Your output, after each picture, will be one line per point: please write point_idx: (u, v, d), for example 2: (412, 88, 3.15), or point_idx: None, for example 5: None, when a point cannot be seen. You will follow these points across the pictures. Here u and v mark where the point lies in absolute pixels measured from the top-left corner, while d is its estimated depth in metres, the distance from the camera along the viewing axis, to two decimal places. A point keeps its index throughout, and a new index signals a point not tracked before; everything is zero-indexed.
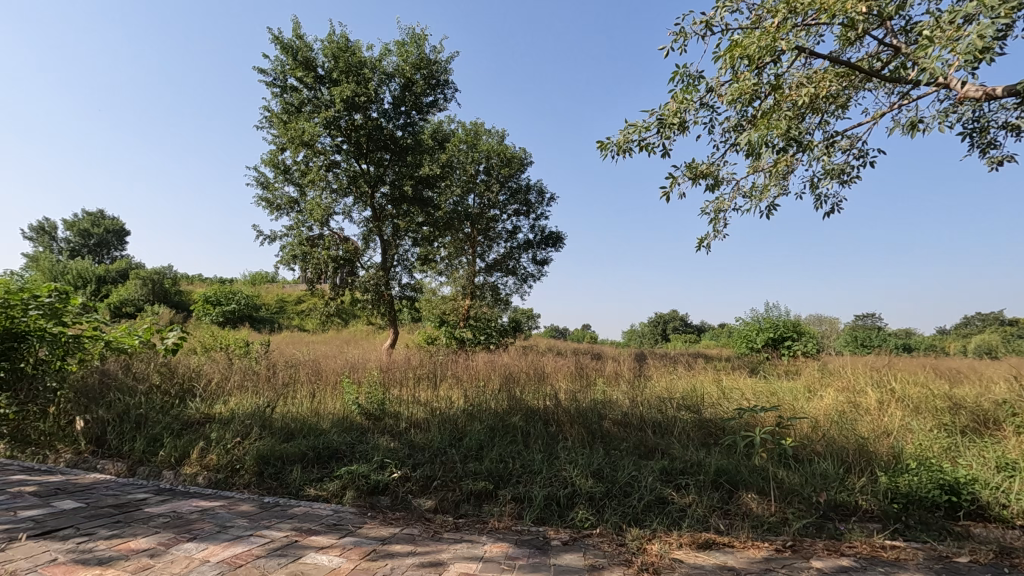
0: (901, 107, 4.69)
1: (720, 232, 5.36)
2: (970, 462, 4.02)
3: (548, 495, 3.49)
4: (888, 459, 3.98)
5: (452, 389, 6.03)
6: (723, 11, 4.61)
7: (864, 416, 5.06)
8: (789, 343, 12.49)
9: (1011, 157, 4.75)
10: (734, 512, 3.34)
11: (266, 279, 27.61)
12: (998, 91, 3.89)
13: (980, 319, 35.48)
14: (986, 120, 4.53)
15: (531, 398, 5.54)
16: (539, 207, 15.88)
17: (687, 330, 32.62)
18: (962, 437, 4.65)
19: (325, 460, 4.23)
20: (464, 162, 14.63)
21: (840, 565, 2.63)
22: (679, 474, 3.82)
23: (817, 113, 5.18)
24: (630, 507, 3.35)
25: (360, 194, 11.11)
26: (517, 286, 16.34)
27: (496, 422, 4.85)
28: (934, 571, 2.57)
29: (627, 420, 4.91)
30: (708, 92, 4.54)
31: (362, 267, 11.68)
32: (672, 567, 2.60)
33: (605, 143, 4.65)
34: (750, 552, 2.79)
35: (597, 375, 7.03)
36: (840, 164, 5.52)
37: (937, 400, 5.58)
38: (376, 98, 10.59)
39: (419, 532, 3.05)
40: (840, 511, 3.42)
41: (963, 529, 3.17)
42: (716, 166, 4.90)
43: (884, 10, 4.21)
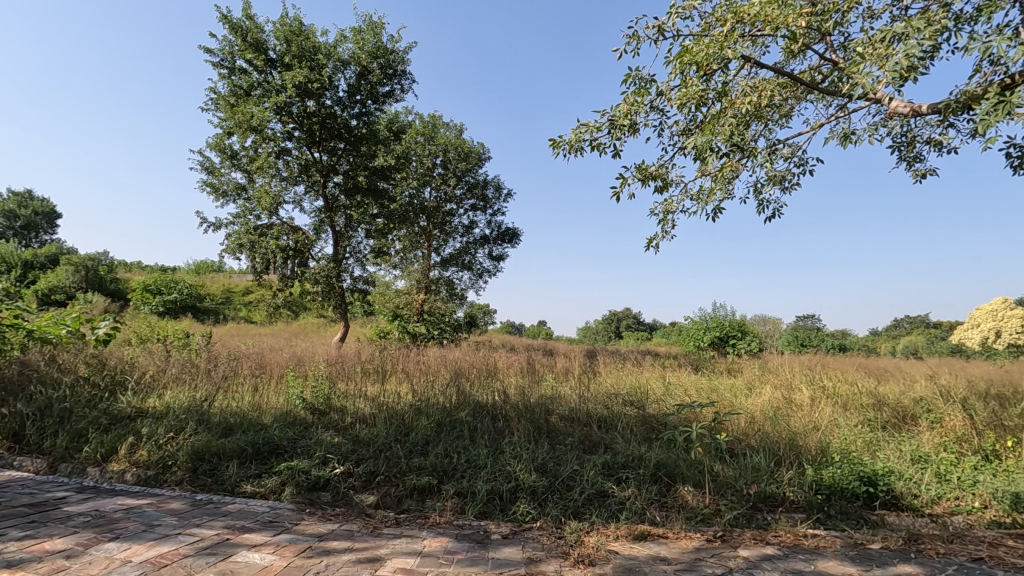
0: (838, 119, 4.95)
1: (667, 233, 5.54)
2: (888, 456, 4.30)
3: (491, 490, 3.52)
4: (815, 453, 4.20)
5: (401, 384, 5.97)
6: (674, 17, 4.73)
7: (797, 412, 5.33)
8: (733, 343, 12.97)
9: (933, 170, 5.10)
10: (671, 504, 3.45)
11: (211, 269, 26.47)
12: (923, 108, 4.15)
13: (909, 321, 37.93)
14: (912, 135, 4.83)
15: (480, 394, 5.55)
16: (496, 203, 15.86)
17: (639, 328, 33.37)
18: (882, 432, 4.96)
19: (265, 455, 4.11)
20: (421, 154, 14.43)
21: (765, 553, 2.76)
22: (620, 468, 3.92)
23: (762, 121, 5.39)
24: (571, 500, 3.42)
25: (312, 183, 10.81)
26: (473, 281, 16.31)
27: (444, 417, 4.83)
28: (849, 557, 2.73)
29: (574, 416, 5.00)
30: (658, 95, 4.66)
31: (313, 258, 11.37)
32: (607, 558, 2.67)
33: (557, 142, 4.71)
34: (682, 542, 2.89)
35: (547, 371, 7.12)
36: (782, 172, 5.76)
37: (863, 397, 5.92)
38: (330, 85, 10.34)
39: (357, 527, 3.01)
40: (769, 503, 3.59)
41: (878, 517, 3.38)
42: (664, 169, 5.04)
43: (823, 25, 4.41)
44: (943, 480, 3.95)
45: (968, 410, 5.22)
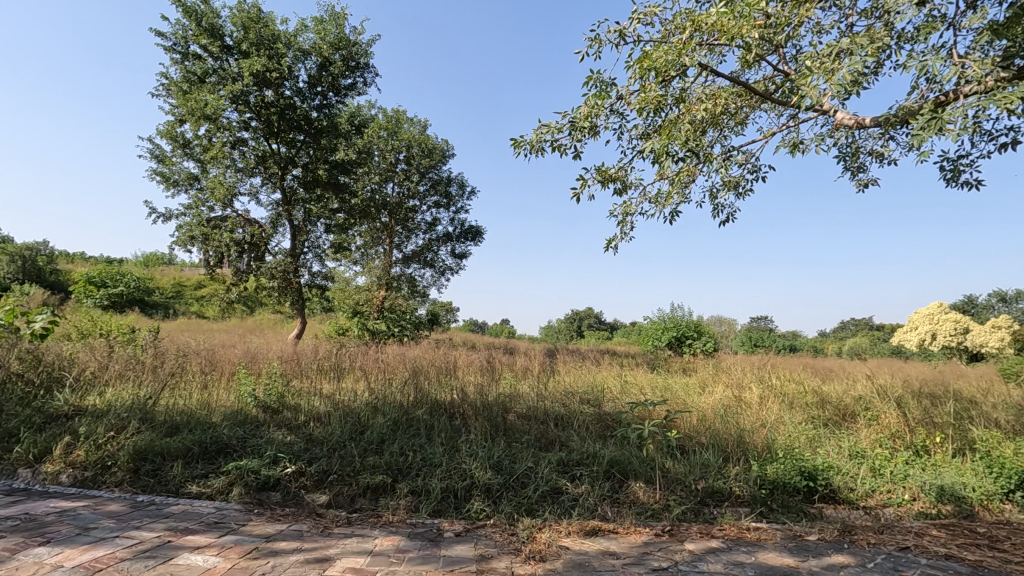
0: (789, 128, 5.14)
1: (626, 235, 5.64)
2: (828, 451, 4.52)
3: (446, 488, 3.52)
4: (760, 449, 4.37)
5: (357, 382, 5.88)
6: (636, 23, 4.82)
7: (746, 410, 5.52)
8: (689, 343, 13.31)
9: (874, 180, 5.36)
10: (622, 500, 3.53)
11: (160, 262, 25.37)
12: (867, 120, 4.35)
13: (854, 323, 39.87)
14: (856, 146, 5.08)
15: (439, 392, 5.54)
16: (460, 200, 15.79)
17: (600, 327, 33.88)
18: (824, 429, 5.19)
19: (212, 455, 3.99)
20: (384, 149, 14.24)
21: (710, 546, 2.86)
22: (574, 465, 3.98)
23: (718, 128, 5.55)
24: (525, 497, 3.45)
25: (269, 175, 10.52)
26: (435, 279, 16.20)
27: (400, 415, 4.80)
28: (788, 548, 2.86)
29: (531, 414, 5.05)
30: (619, 99, 4.75)
31: (269, 252, 11.09)
32: (558, 554, 2.71)
33: (518, 142, 4.74)
34: (632, 537, 2.96)
35: (506, 369, 7.16)
36: (737, 177, 5.95)
37: (808, 396, 6.19)
38: (290, 75, 10.07)
39: (307, 527, 2.96)
40: (716, 497, 3.72)
41: (817, 511, 3.55)
42: (624, 172, 5.13)
43: (774, 38, 4.59)
44: (877, 474, 4.17)
45: (900, 408, 5.53)
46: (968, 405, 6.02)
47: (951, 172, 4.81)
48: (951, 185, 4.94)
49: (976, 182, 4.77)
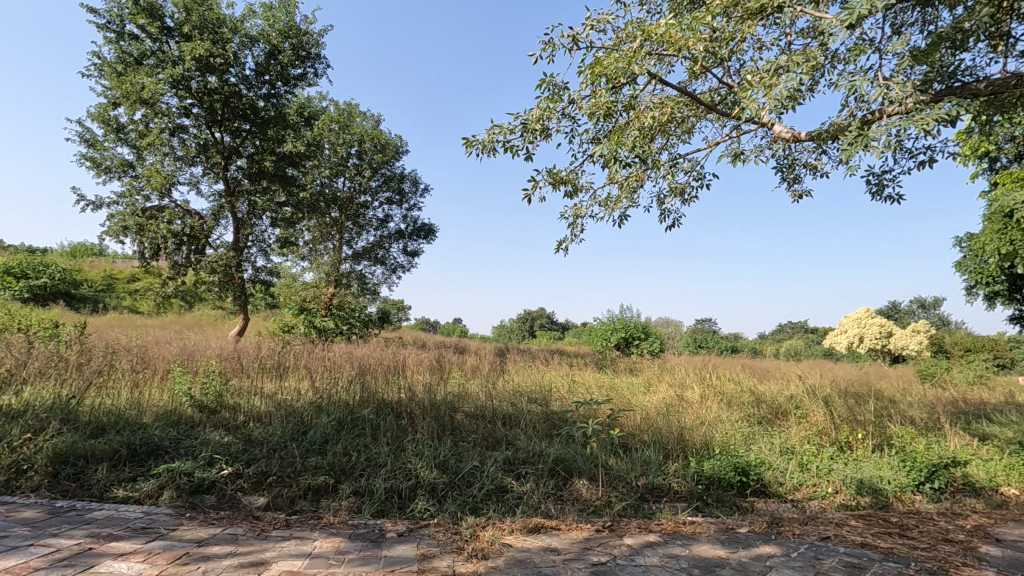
0: (732, 139, 5.36)
1: (576, 237, 5.75)
2: (761, 448, 4.75)
3: (390, 488, 3.48)
4: (699, 446, 4.55)
5: (302, 381, 5.72)
6: (589, 29, 4.92)
7: (687, 408, 5.72)
8: (637, 344, 13.66)
9: (808, 192, 5.67)
10: (566, 497, 3.60)
11: (90, 252, 23.82)
12: (802, 135, 4.60)
13: (791, 326, 41.96)
14: (792, 159, 5.36)
15: (386, 391, 5.46)
16: (412, 197, 15.60)
17: (551, 327, 34.28)
18: (758, 426, 5.45)
19: (142, 457, 3.80)
20: (334, 143, 13.91)
21: (647, 540, 2.96)
22: (520, 463, 4.02)
23: (666, 136, 5.73)
24: (470, 496, 3.46)
25: (211, 164, 10.10)
26: (386, 276, 15.96)
27: (345, 415, 4.71)
28: (720, 540, 2.99)
29: (479, 413, 5.06)
30: (571, 103, 4.82)
31: (211, 246, 10.64)
32: (500, 551, 2.74)
33: (471, 141, 4.74)
34: (573, 533, 3.02)
35: (456, 368, 7.14)
36: (683, 184, 6.16)
37: (745, 395, 6.48)
38: (236, 62, 9.69)
39: (243, 531, 2.87)
40: (655, 493, 3.85)
41: (749, 504, 3.73)
42: (574, 175, 5.22)
43: (718, 51, 4.78)
44: (804, 468, 4.42)
45: (827, 406, 5.88)
46: (888, 404, 6.46)
47: (876, 187, 5.15)
48: (876, 198, 5.30)
49: (898, 197, 5.12)
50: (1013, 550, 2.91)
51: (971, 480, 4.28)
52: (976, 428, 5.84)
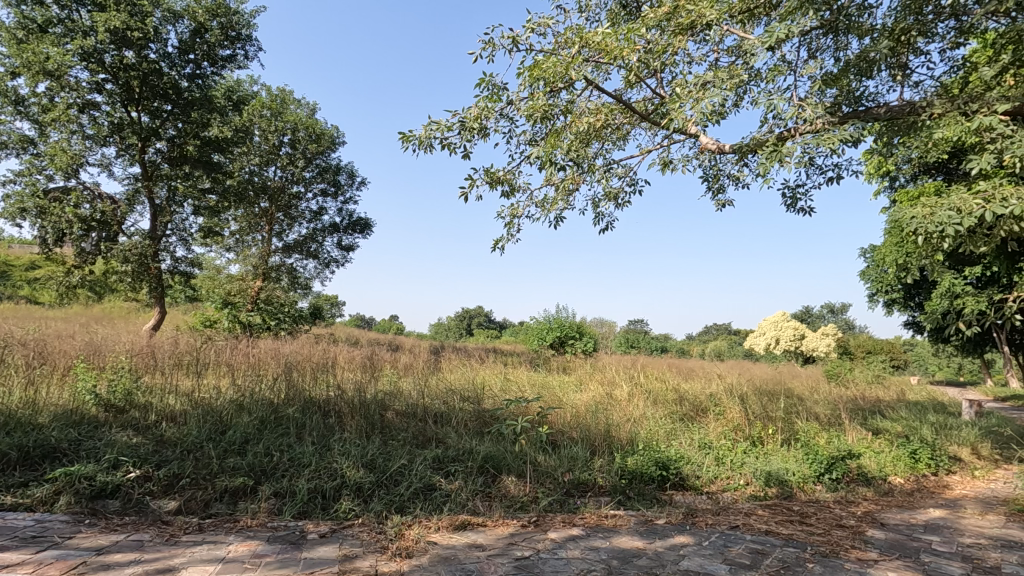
0: (663, 148, 5.60)
1: (513, 237, 5.81)
2: (682, 443, 5.00)
3: (313, 488, 3.38)
4: (624, 442, 4.73)
5: (222, 378, 5.44)
6: (529, 32, 4.98)
7: (615, 406, 5.91)
8: (571, 343, 13.94)
9: (730, 201, 6.00)
10: (494, 494, 3.65)
11: None
12: (726, 147, 4.86)
13: (716, 327, 44.24)
14: (717, 171, 5.66)
15: (313, 389, 5.30)
16: (348, 190, 15.15)
17: (489, 326, 34.48)
18: (681, 423, 5.71)
19: (36, 461, 3.49)
20: (266, 130, 13.32)
21: (570, 534, 3.04)
22: (449, 462, 4.02)
23: (601, 141, 5.88)
24: (397, 495, 3.43)
25: (126, 146, 9.42)
26: (319, 271, 15.44)
27: (268, 414, 4.52)
28: (639, 532, 3.13)
29: (410, 412, 5.00)
30: (509, 104, 4.86)
31: (124, 233, 9.91)
32: (425, 549, 2.73)
33: (407, 136, 4.68)
34: (499, 529, 3.06)
35: (388, 366, 7.01)
36: (617, 189, 6.36)
37: (669, 393, 6.78)
38: (156, 37, 9.06)
39: (149, 537, 2.70)
40: (581, 488, 3.96)
41: (668, 497, 3.92)
42: (511, 176, 5.27)
43: (650, 63, 4.97)
44: (720, 462, 4.69)
45: (742, 404, 6.26)
46: (797, 401, 6.95)
47: (790, 199, 5.54)
48: (791, 210, 5.70)
49: (809, 210, 5.53)
50: (893, 533, 3.23)
51: (864, 470, 4.70)
52: (871, 423, 6.39)
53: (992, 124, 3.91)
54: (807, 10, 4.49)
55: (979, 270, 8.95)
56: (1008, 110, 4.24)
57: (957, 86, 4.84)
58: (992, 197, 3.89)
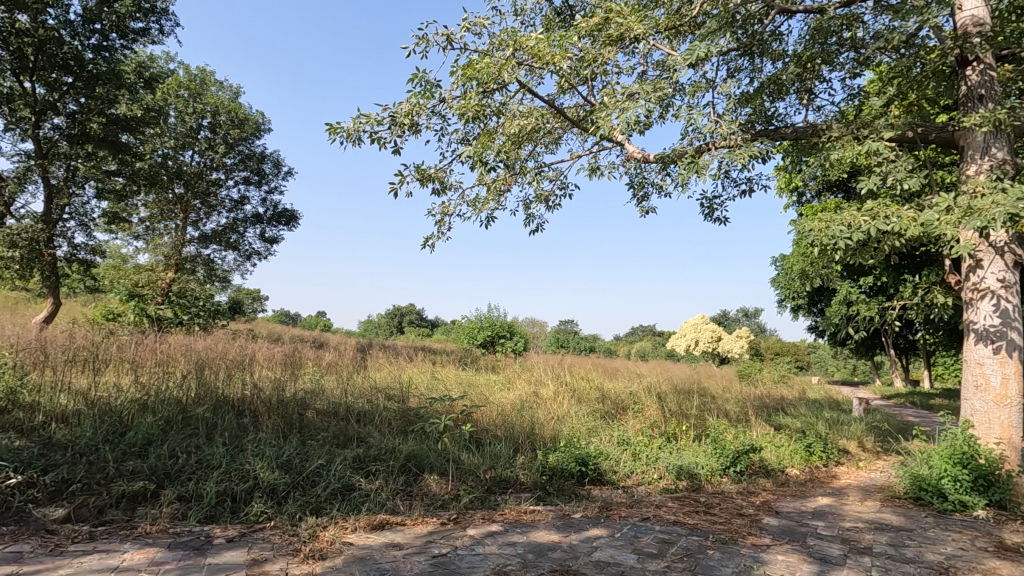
0: (591, 154, 5.79)
1: (443, 234, 5.83)
2: (602, 439, 5.18)
3: (222, 491, 3.24)
4: (547, 439, 4.84)
5: (125, 376, 5.06)
6: (463, 31, 4.99)
7: (541, 404, 6.02)
8: (502, 343, 14.06)
9: (653, 209, 6.30)
10: (415, 493, 3.64)
11: None
12: (650, 157, 5.09)
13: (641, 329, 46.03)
14: (641, 179, 5.92)
15: (227, 387, 5.03)
16: (273, 179, 14.46)
17: (420, 325, 34.19)
18: (602, 420, 5.92)
19: None
20: (182, 111, 12.52)
21: (489, 530, 3.09)
22: (370, 461, 3.95)
23: (533, 144, 5.97)
24: (314, 496, 3.34)
25: (17, 119, 8.59)
26: (239, 263, 14.66)
27: (175, 413, 4.25)
28: (556, 526, 3.23)
29: (332, 412, 4.87)
30: (441, 102, 4.86)
31: (12, 215, 8.97)
32: (340, 550, 2.68)
33: (335, 127, 4.56)
34: (418, 528, 3.06)
35: (310, 364, 6.78)
36: (548, 192, 6.49)
37: (593, 392, 7.01)
38: (56, 2, 8.25)
39: (31, 548, 2.49)
40: (502, 485, 4.04)
41: (586, 492, 4.06)
42: (443, 173, 5.26)
43: (582, 71, 5.12)
44: (637, 457, 4.91)
45: (660, 402, 6.58)
46: (710, 400, 7.38)
47: (707, 209, 5.90)
48: (708, 219, 6.06)
49: (724, 219, 5.91)
50: (786, 520, 3.52)
51: (765, 463, 5.07)
52: (775, 419, 6.90)
53: (879, 149, 4.35)
54: (725, 32, 4.79)
55: (871, 279, 9.86)
56: (892, 138, 4.73)
57: (853, 113, 5.33)
58: (876, 214, 4.34)
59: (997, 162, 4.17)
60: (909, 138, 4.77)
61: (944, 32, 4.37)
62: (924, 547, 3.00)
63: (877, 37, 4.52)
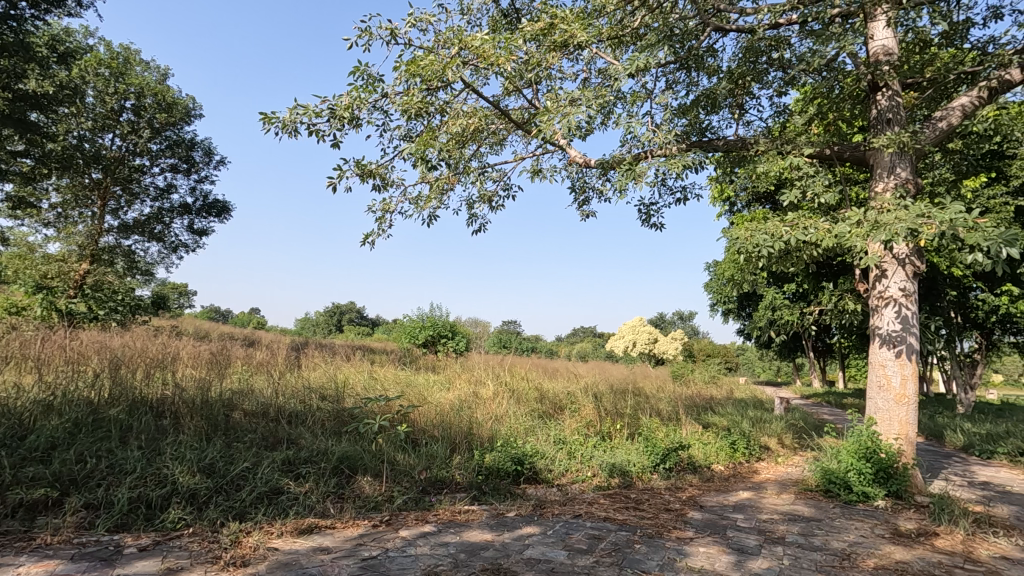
0: (534, 157, 5.86)
1: (383, 232, 5.74)
2: (539, 439, 5.25)
3: (136, 497, 3.04)
4: (484, 439, 4.85)
5: (27, 375, 4.65)
6: (408, 26, 4.92)
7: (480, 404, 6.02)
8: (443, 342, 13.95)
9: (593, 213, 6.45)
10: (347, 495, 3.57)
11: None
12: (591, 162, 5.21)
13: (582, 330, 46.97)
14: (582, 184, 6.04)
15: (145, 387, 4.73)
16: (204, 168, 13.73)
17: (360, 323, 33.62)
18: (540, 419, 5.99)
19: None
20: (102, 91, 11.65)
21: (422, 531, 3.06)
22: (301, 463, 3.82)
23: (477, 144, 5.97)
24: (238, 501, 3.20)
25: None
26: (163, 255, 13.80)
27: (85, 415, 3.95)
28: (490, 524, 3.24)
29: (261, 413, 4.67)
30: (384, 97, 4.77)
31: None
32: (264, 556, 2.58)
33: (270, 117, 4.39)
34: (348, 530, 2.99)
35: (239, 363, 6.48)
36: (491, 192, 6.51)
37: (532, 392, 7.07)
38: None
39: None
40: (437, 486, 4.02)
41: (521, 490, 4.10)
42: (384, 170, 5.17)
43: (526, 75, 5.17)
44: (572, 456, 5.01)
45: (596, 402, 6.74)
46: (644, 399, 7.63)
47: (645, 215, 6.11)
48: (645, 225, 6.27)
49: (660, 226, 6.14)
50: (709, 513, 3.70)
51: (692, 459, 5.30)
52: (704, 418, 7.22)
53: (800, 164, 4.64)
54: (663, 45, 4.97)
55: (794, 286, 10.49)
56: (812, 154, 5.06)
57: (778, 129, 5.66)
58: (797, 224, 4.63)
59: (901, 181, 4.54)
60: (826, 155, 5.12)
61: (858, 59, 4.72)
62: (830, 535, 3.24)
63: (801, 60, 4.82)
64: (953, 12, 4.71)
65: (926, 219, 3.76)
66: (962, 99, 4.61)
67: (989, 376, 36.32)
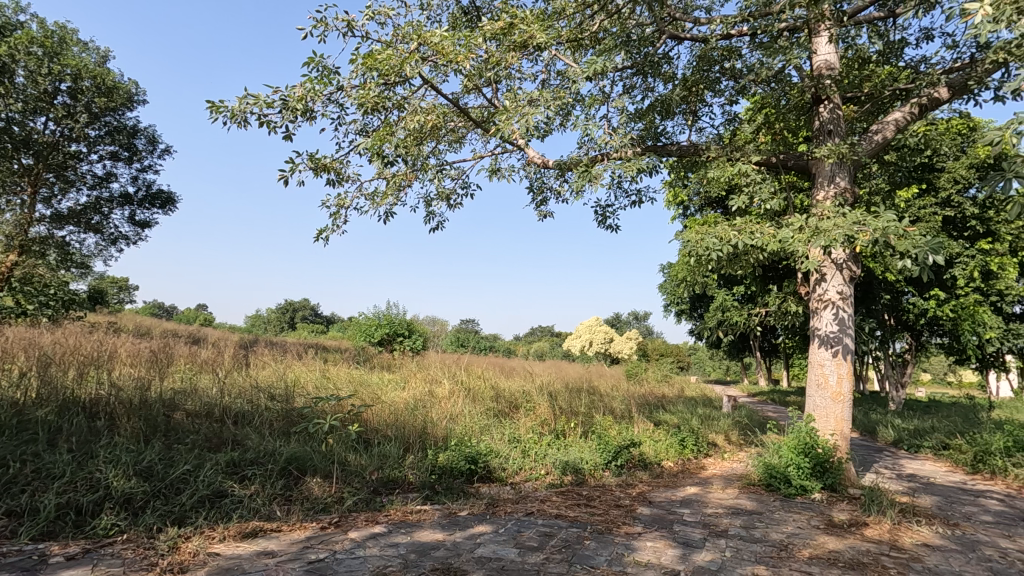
0: (493, 156, 5.86)
1: (338, 227, 5.62)
2: (493, 438, 5.25)
3: (64, 503, 2.87)
4: (437, 439, 4.81)
5: None
6: (366, 19, 4.83)
7: (435, 404, 5.97)
8: (399, 341, 13.77)
9: (551, 214, 6.51)
10: (295, 497, 3.48)
11: None
12: (549, 163, 5.25)
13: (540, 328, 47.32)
14: (540, 183, 6.08)
15: (77, 387, 4.45)
16: (147, 157, 13.06)
17: (314, 321, 32.89)
18: (495, 418, 6.00)
19: None
20: (34, 71, 10.88)
21: (372, 532, 3.02)
22: (246, 465, 3.69)
23: (436, 141, 5.92)
24: (177, 504, 3.06)
25: None
26: (101, 247, 13.06)
27: (8, 416, 3.69)
28: (441, 524, 3.22)
29: (204, 413, 4.48)
30: (339, 90, 4.66)
31: None
32: (204, 562, 2.49)
33: (218, 106, 4.23)
34: (295, 533, 2.92)
35: (183, 362, 6.20)
36: (449, 190, 6.47)
37: (487, 391, 7.06)
38: None
39: None
40: (389, 486, 3.97)
41: (474, 489, 4.09)
42: (339, 164, 5.06)
43: (485, 73, 5.16)
44: (526, 454, 5.04)
45: (551, 401, 6.79)
46: (599, 398, 7.75)
47: (601, 217, 6.21)
48: (601, 226, 6.37)
49: (615, 227, 6.25)
50: (657, 509, 3.79)
51: (643, 456, 5.43)
52: (656, 416, 7.39)
53: (747, 171, 4.81)
54: (620, 51, 5.07)
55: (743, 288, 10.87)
56: (760, 162, 5.26)
57: (729, 136, 5.85)
58: (744, 228, 4.80)
59: (840, 190, 4.78)
60: (773, 163, 5.34)
61: (803, 72, 4.93)
62: (770, 528, 3.38)
63: (750, 70, 5.00)
64: (890, 32, 4.99)
65: (862, 227, 3.98)
66: (896, 114, 4.89)
67: (919, 375, 38.67)
